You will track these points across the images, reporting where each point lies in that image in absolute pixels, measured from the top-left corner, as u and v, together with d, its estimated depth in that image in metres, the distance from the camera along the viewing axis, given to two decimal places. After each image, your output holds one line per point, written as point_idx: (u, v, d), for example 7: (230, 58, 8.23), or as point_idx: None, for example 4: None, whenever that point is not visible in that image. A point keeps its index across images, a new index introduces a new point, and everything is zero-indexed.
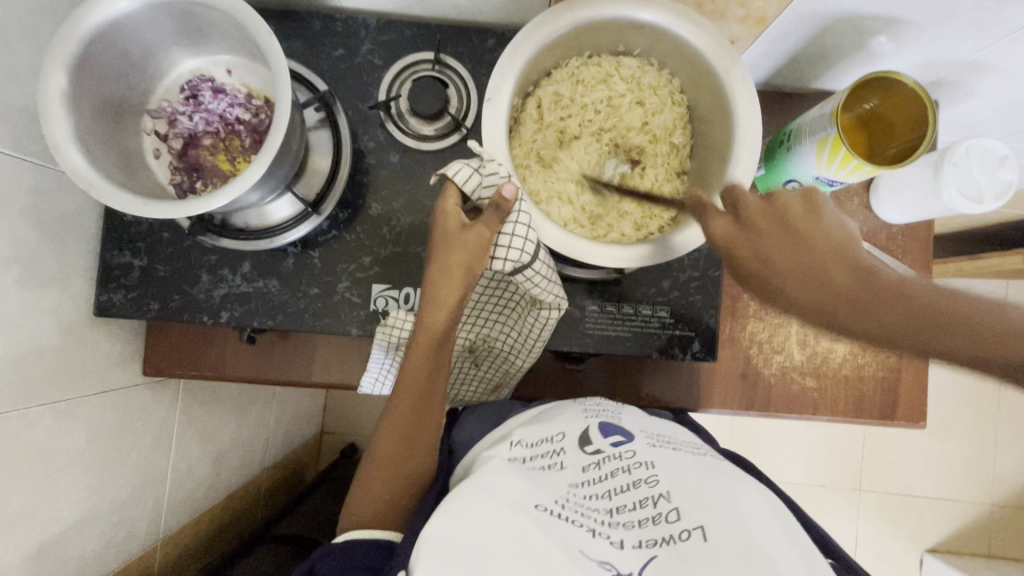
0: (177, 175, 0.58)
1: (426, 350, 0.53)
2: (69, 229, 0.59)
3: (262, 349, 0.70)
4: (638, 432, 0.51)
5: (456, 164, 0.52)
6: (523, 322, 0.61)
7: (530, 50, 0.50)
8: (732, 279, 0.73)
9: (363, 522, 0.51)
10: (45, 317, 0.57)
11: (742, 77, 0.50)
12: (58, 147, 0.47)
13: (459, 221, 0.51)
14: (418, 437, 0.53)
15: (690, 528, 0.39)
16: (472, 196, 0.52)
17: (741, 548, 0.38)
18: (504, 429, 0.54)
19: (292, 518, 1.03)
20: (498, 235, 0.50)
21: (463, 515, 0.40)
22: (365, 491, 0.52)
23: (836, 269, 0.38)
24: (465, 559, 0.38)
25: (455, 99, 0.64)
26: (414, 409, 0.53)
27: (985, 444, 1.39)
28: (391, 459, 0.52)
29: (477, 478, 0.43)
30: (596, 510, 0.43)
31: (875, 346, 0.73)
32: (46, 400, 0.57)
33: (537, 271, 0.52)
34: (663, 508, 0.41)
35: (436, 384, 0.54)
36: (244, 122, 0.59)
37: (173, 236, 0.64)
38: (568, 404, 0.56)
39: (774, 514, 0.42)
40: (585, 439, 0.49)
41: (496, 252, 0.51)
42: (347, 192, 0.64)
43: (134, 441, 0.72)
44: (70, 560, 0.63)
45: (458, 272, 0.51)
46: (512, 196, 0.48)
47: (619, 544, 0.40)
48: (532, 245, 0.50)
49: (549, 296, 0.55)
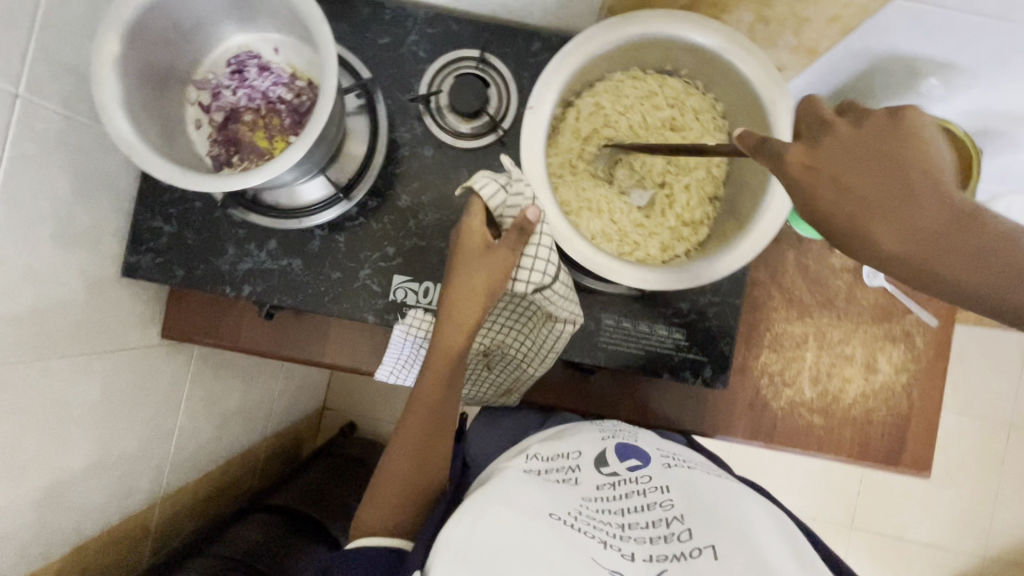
0: (215, 147, 0.59)
1: (444, 362, 0.53)
2: (105, 189, 0.60)
3: (278, 326, 0.71)
4: (654, 452, 0.53)
5: (482, 176, 0.51)
6: (536, 334, 0.61)
7: (577, 61, 0.50)
8: (750, 307, 0.73)
9: (374, 527, 0.51)
10: (74, 273, 0.58)
11: (789, 109, 0.49)
12: (105, 110, 0.48)
13: (485, 239, 0.51)
14: (432, 450, 0.54)
15: (702, 546, 0.41)
16: (495, 212, 0.51)
17: (750, 561, 0.40)
18: (522, 444, 0.57)
19: (288, 490, 1.04)
20: (521, 256, 0.51)
21: (481, 513, 0.42)
22: (378, 495, 0.52)
23: (934, 208, 0.32)
24: (484, 554, 0.39)
25: (495, 99, 0.64)
26: (430, 414, 0.54)
27: (985, 497, 1.37)
28: (404, 470, 0.53)
29: (494, 485, 0.45)
30: (609, 524, 0.44)
31: (888, 390, 0.72)
32: (68, 353, 0.59)
33: (555, 291, 0.54)
34: (676, 529, 0.43)
35: (450, 397, 0.55)
36: (285, 102, 0.59)
37: (205, 206, 0.65)
38: (585, 425, 0.59)
39: (790, 543, 0.43)
40: (601, 460, 0.52)
41: (518, 273, 0.51)
42: (378, 181, 0.64)
43: (146, 400, 0.74)
44: (73, 507, 0.65)
45: (483, 285, 0.51)
46: (536, 218, 0.48)
47: (631, 557, 0.41)
48: (553, 266, 0.52)
49: (564, 313, 0.57)
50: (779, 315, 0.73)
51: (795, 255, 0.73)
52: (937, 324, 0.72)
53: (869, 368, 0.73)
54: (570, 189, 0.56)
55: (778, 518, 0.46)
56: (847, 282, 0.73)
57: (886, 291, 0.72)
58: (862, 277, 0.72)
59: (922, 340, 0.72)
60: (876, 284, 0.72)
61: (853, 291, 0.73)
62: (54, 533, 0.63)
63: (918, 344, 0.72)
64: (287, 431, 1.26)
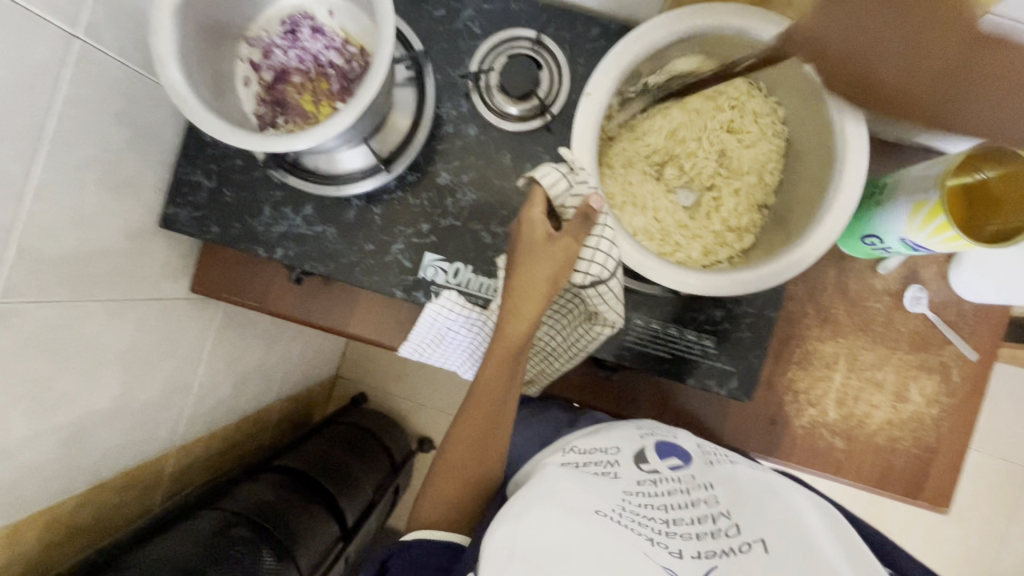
0: (261, 107, 0.58)
1: (500, 360, 0.51)
2: (151, 139, 0.61)
3: (306, 292, 0.71)
4: (693, 453, 0.55)
5: (544, 167, 0.50)
6: (573, 329, 0.61)
7: (641, 51, 0.49)
8: (782, 321, 0.71)
9: (430, 522, 0.52)
10: (115, 219, 0.59)
11: (858, 122, 0.47)
12: (161, 60, 0.48)
13: (546, 231, 0.49)
14: (489, 449, 0.53)
15: (751, 541, 0.42)
16: (555, 203, 0.50)
17: (799, 552, 0.41)
18: (558, 444, 0.60)
19: (299, 452, 1.06)
20: (582, 248, 0.49)
21: (525, 510, 0.43)
22: (432, 491, 0.53)
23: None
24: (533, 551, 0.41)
25: (546, 82, 0.62)
26: (485, 416, 0.52)
27: (995, 537, 1.33)
28: (458, 471, 0.52)
29: (538, 484, 0.47)
30: (654, 520, 0.45)
31: (916, 421, 0.70)
32: (103, 297, 0.60)
33: (610, 287, 0.51)
34: (723, 524, 0.44)
35: (508, 396, 0.53)
36: (335, 67, 0.58)
37: (245, 164, 0.65)
38: (622, 423, 0.61)
39: (837, 532, 0.44)
40: (641, 457, 0.53)
41: (578, 264, 0.49)
42: (419, 156, 0.64)
43: (171, 351, 0.75)
44: (95, 447, 0.66)
45: (543, 284, 0.48)
46: (599, 207, 0.47)
47: (678, 553, 0.42)
48: (614, 261, 0.49)
49: (610, 314, 0.55)
50: (812, 333, 0.71)
51: (835, 273, 0.70)
52: (976, 359, 0.69)
53: (899, 397, 0.71)
54: (616, 181, 0.54)
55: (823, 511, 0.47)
56: (886, 306, 0.70)
57: (927, 319, 0.70)
58: (904, 302, 0.70)
59: (958, 373, 0.70)
60: (917, 311, 0.70)
61: (892, 316, 0.70)
62: (75, 471, 0.64)
63: (954, 377, 0.70)
64: (300, 395, 1.28)
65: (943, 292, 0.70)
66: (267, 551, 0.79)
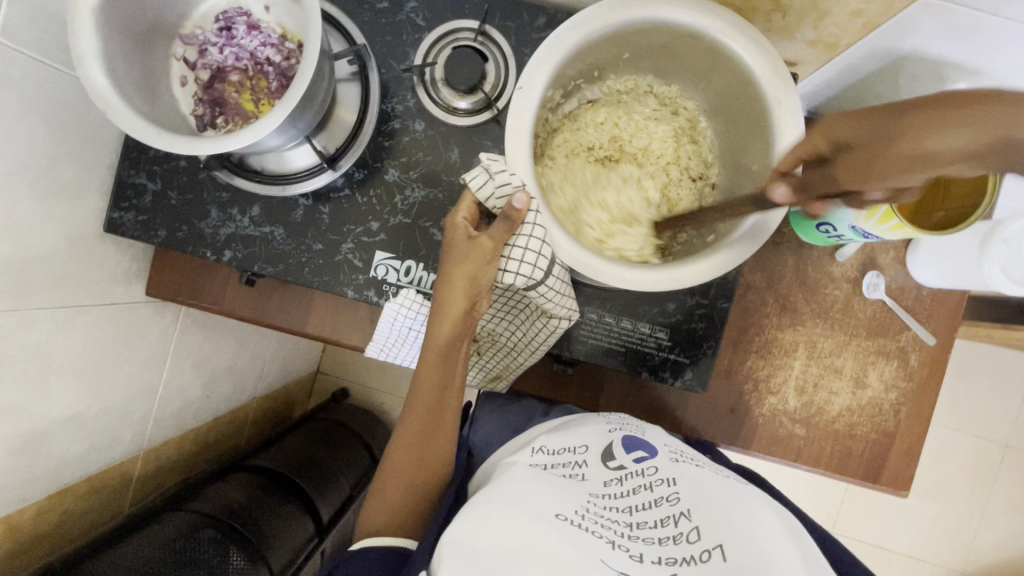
0: (199, 107, 0.57)
1: (434, 357, 0.55)
2: (89, 142, 0.59)
3: (261, 293, 0.71)
4: (661, 447, 0.53)
5: (475, 170, 0.52)
6: (528, 326, 0.61)
7: (573, 42, 0.48)
8: (741, 310, 0.71)
9: (379, 529, 0.52)
10: (54, 225, 0.58)
11: (795, 111, 0.47)
12: (81, 61, 0.46)
13: (467, 232, 0.52)
14: (433, 449, 0.55)
15: (710, 547, 0.39)
16: (486, 203, 0.52)
17: (760, 560, 0.38)
18: (527, 437, 0.58)
19: (276, 452, 1.05)
20: (506, 248, 0.51)
21: (487, 515, 0.42)
22: (380, 499, 0.54)
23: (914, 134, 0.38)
24: (487, 557, 0.40)
25: (492, 75, 0.61)
26: (425, 415, 0.55)
27: (971, 514, 1.35)
28: (404, 475, 0.54)
29: (498, 487, 0.46)
30: (617, 522, 0.44)
31: (875, 406, 0.71)
32: (47, 305, 0.59)
33: (550, 287, 0.52)
34: (684, 528, 0.42)
35: (447, 393, 0.56)
36: (273, 64, 0.57)
37: (189, 165, 0.64)
38: (592, 418, 0.59)
39: (796, 536, 0.42)
40: (608, 454, 0.52)
41: (507, 265, 0.51)
42: (366, 152, 0.63)
43: (129, 355, 0.74)
44: (53, 454, 0.66)
45: (462, 283, 0.52)
46: (523, 205, 0.48)
47: (638, 557, 0.40)
48: (548, 258, 0.50)
49: (560, 310, 0.56)
50: (771, 321, 0.71)
51: (793, 261, 0.70)
52: (935, 344, 0.69)
53: (858, 382, 0.71)
54: (558, 177, 0.55)
55: (784, 515, 0.45)
56: (845, 293, 0.70)
57: (885, 305, 0.70)
58: (862, 289, 0.70)
59: (916, 358, 0.70)
60: (876, 298, 0.69)
61: (851, 303, 0.70)
62: (32, 478, 0.64)
63: (912, 361, 0.70)
64: (278, 393, 1.28)
65: (901, 277, 0.70)
66: (236, 552, 0.80)
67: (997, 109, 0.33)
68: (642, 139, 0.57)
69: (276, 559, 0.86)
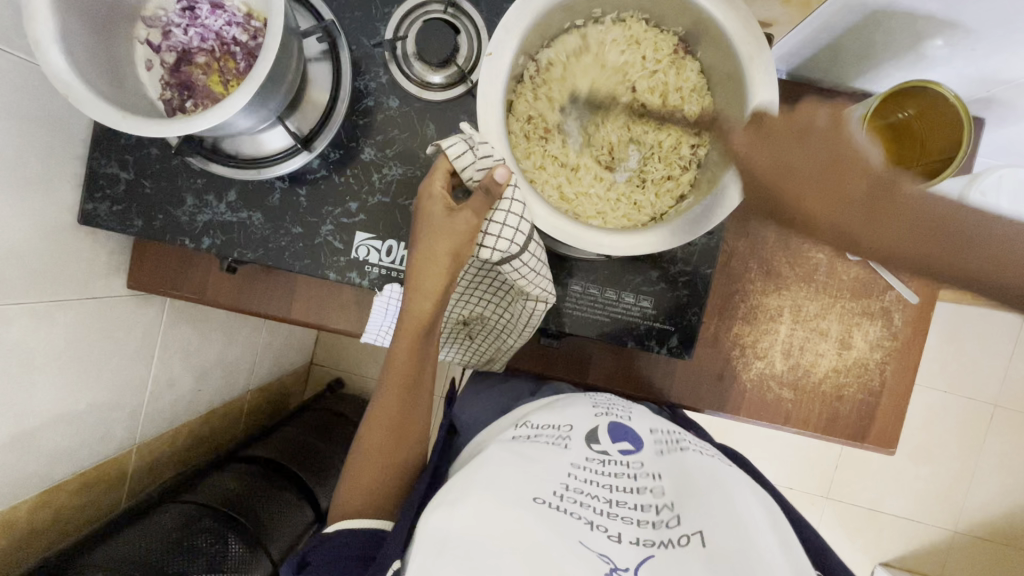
0: (167, 91, 0.56)
1: (410, 338, 0.54)
2: (57, 132, 0.58)
3: (243, 280, 0.70)
4: (647, 437, 0.53)
5: (452, 138, 0.51)
6: (512, 308, 0.62)
7: (540, 5, 0.47)
8: (726, 277, 0.71)
9: (352, 510, 0.51)
10: (26, 218, 0.57)
11: (768, 67, 0.47)
12: (39, 45, 0.45)
13: (445, 205, 0.50)
14: (409, 426, 0.55)
15: (689, 532, 0.40)
16: (461, 173, 0.51)
17: (738, 550, 0.38)
18: (505, 421, 0.58)
19: (264, 442, 1.06)
20: (486, 222, 0.50)
21: (463, 496, 0.42)
22: (353, 479, 0.53)
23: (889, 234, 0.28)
24: (462, 542, 0.39)
25: (465, 48, 0.60)
26: (402, 393, 0.54)
27: (962, 473, 1.38)
28: (377, 451, 0.53)
29: (474, 473, 0.44)
30: (595, 499, 0.44)
31: (860, 366, 0.71)
32: (26, 300, 0.58)
33: (525, 262, 0.52)
34: (665, 516, 0.42)
35: (422, 371, 0.56)
36: (240, 44, 0.56)
37: (161, 152, 0.63)
38: (579, 398, 0.59)
39: (775, 522, 0.43)
40: (592, 436, 0.51)
41: (484, 240, 0.51)
42: (341, 132, 0.62)
43: (116, 349, 0.74)
44: (43, 451, 0.66)
45: (444, 260, 0.51)
46: (504, 179, 0.47)
47: (616, 538, 0.41)
48: (527, 226, 0.50)
49: (536, 289, 0.56)
50: (756, 286, 0.71)
51: None
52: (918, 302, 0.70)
53: (843, 344, 0.71)
54: (532, 128, 0.54)
55: (771, 511, 0.45)
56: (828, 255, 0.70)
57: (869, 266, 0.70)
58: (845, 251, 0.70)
59: (900, 317, 0.71)
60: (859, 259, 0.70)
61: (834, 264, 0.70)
62: (23, 475, 0.64)
63: (896, 321, 0.71)
64: (272, 384, 1.27)
65: None
66: (234, 539, 0.80)
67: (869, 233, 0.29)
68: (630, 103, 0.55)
69: (276, 546, 0.86)
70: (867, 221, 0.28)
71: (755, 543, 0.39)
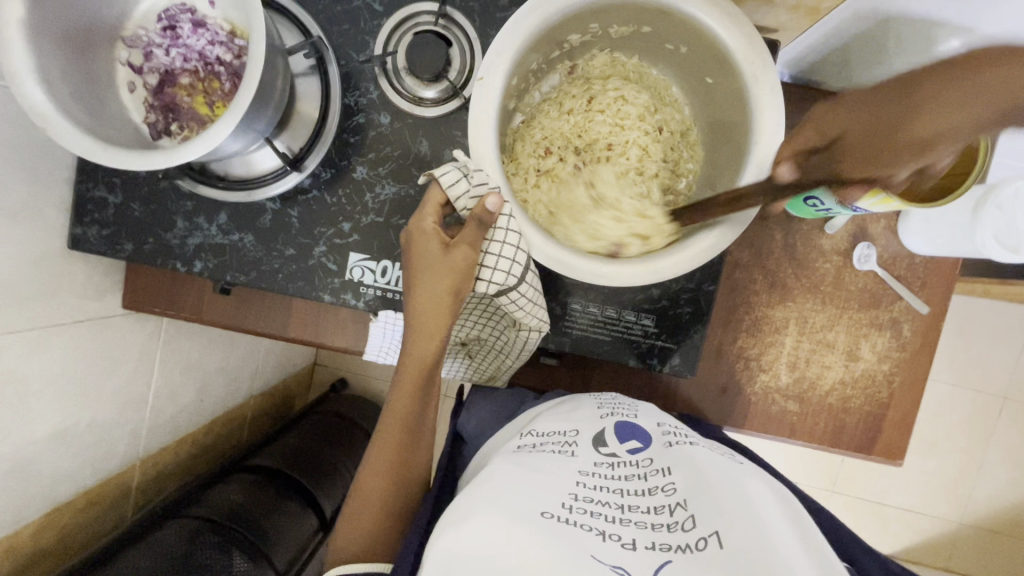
0: (151, 114, 0.54)
1: (412, 379, 0.53)
2: (42, 159, 0.57)
3: (238, 299, 0.69)
4: (654, 430, 0.51)
5: (446, 166, 0.49)
6: (507, 333, 0.61)
7: (533, 25, 0.45)
8: (730, 289, 0.69)
9: (352, 555, 0.50)
10: (15, 248, 0.56)
11: (773, 87, 0.45)
12: (15, 78, 0.43)
13: (441, 240, 0.49)
14: (406, 475, 0.53)
15: (706, 534, 0.38)
16: (454, 202, 0.48)
17: (758, 549, 0.36)
18: (516, 426, 0.57)
19: (271, 451, 1.05)
20: (483, 254, 0.49)
21: (469, 514, 0.40)
22: (352, 522, 0.52)
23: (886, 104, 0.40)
24: (470, 562, 0.38)
25: (458, 61, 0.58)
26: (402, 435, 0.53)
27: (969, 466, 1.37)
28: (374, 497, 0.52)
29: (479, 485, 0.43)
30: (606, 507, 0.42)
31: (867, 378, 0.70)
32: (19, 329, 0.58)
33: (521, 293, 0.51)
34: (679, 516, 0.40)
35: (427, 408, 0.54)
36: (224, 64, 0.54)
37: (148, 175, 0.61)
38: (584, 400, 0.57)
39: (791, 513, 0.41)
40: (600, 440, 0.49)
41: (482, 272, 0.50)
42: (332, 151, 0.60)
43: (114, 368, 0.74)
44: (44, 475, 0.66)
45: (447, 297, 0.49)
46: (496, 207, 0.46)
47: (631, 546, 0.39)
48: (523, 257, 0.49)
49: (531, 319, 0.55)
50: (761, 298, 0.69)
51: (782, 236, 0.68)
52: (929, 312, 0.68)
53: (850, 355, 0.70)
54: (528, 148, 0.53)
55: (781, 494, 0.44)
56: (835, 265, 0.68)
57: (878, 276, 0.68)
58: (854, 261, 0.68)
59: (909, 327, 0.69)
60: (867, 269, 0.68)
61: (842, 274, 0.68)
62: (25, 499, 0.64)
63: (905, 331, 0.69)
64: (276, 388, 1.27)
65: (893, 246, 0.68)
66: (239, 555, 0.81)
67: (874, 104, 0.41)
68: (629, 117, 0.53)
69: (279, 557, 0.87)
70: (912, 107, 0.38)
71: (778, 530, 0.37)
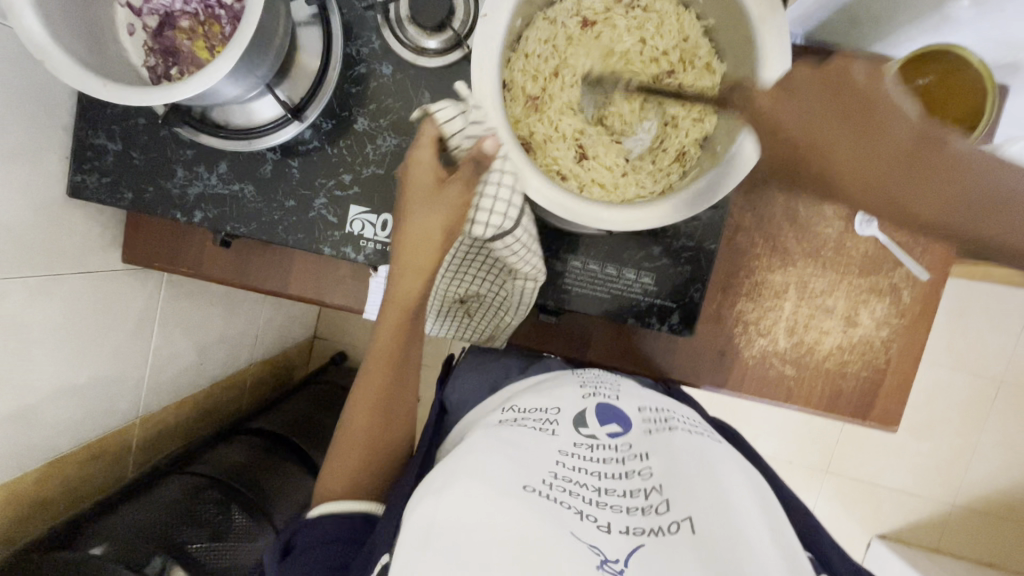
0: (151, 57, 0.54)
1: (397, 314, 0.54)
2: (42, 102, 0.57)
3: (239, 254, 0.69)
4: (636, 413, 0.49)
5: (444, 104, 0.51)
6: (507, 287, 0.61)
7: None
8: (731, 253, 0.69)
9: (335, 495, 0.50)
10: (15, 191, 0.56)
11: (780, 32, 0.45)
12: (12, 7, 0.42)
13: (435, 176, 0.51)
14: (391, 415, 0.54)
15: (679, 518, 0.37)
16: (448, 138, 0.51)
17: (727, 534, 0.35)
18: (504, 398, 0.55)
19: (273, 416, 1.06)
20: (476, 197, 0.50)
21: (450, 482, 0.38)
22: (338, 464, 0.52)
23: (892, 154, 0.36)
24: (444, 537, 0.36)
25: (461, 10, 0.57)
26: (387, 373, 0.54)
27: (963, 448, 1.38)
28: (358, 435, 0.52)
29: (462, 455, 0.41)
30: (584, 488, 0.40)
31: (865, 344, 0.70)
32: (21, 274, 0.58)
33: (517, 238, 0.51)
34: (654, 500, 0.39)
35: (410, 348, 0.56)
36: (224, 7, 0.53)
37: (149, 123, 0.61)
38: (564, 379, 0.55)
39: (762, 502, 0.40)
40: (580, 420, 0.47)
41: (477, 216, 0.50)
42: (333, 100, 0.59)
43: (115, 323, 0.74)
44: (47, 425, 0.67)
45: None
46: (493, 149, 0.46)
47: (606, 529, 0.37)
48: (518, 198, 0.49)
49: (527, 266, 0.55)
50: (762, 262, 0.69)
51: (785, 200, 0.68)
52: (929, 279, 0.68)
53: (849, 321, 0.70)
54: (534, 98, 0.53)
55: (758, 484, 0.43)
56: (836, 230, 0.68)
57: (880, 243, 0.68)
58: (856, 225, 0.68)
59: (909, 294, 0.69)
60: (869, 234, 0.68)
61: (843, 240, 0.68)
62: (27, 446, 0.65)
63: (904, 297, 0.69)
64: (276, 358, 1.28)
65: None
66: (238, 511, 0.82)
67: (846, 146, 0.37)
68: (642, 71, 0.53)
69: (284, 512, 0.87)
70: (911, 187, 0.36)
71: (748, 522, 0.37)
